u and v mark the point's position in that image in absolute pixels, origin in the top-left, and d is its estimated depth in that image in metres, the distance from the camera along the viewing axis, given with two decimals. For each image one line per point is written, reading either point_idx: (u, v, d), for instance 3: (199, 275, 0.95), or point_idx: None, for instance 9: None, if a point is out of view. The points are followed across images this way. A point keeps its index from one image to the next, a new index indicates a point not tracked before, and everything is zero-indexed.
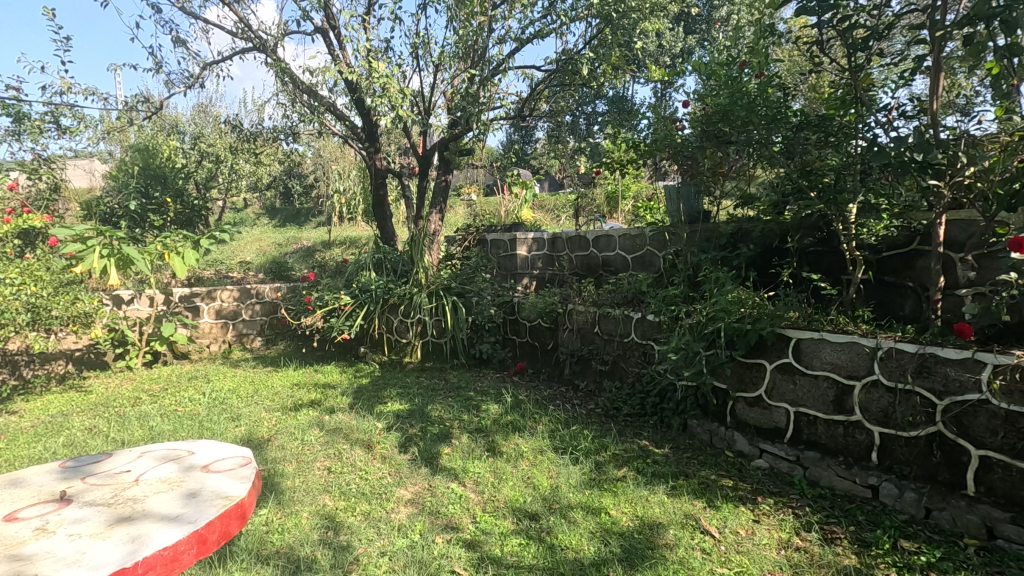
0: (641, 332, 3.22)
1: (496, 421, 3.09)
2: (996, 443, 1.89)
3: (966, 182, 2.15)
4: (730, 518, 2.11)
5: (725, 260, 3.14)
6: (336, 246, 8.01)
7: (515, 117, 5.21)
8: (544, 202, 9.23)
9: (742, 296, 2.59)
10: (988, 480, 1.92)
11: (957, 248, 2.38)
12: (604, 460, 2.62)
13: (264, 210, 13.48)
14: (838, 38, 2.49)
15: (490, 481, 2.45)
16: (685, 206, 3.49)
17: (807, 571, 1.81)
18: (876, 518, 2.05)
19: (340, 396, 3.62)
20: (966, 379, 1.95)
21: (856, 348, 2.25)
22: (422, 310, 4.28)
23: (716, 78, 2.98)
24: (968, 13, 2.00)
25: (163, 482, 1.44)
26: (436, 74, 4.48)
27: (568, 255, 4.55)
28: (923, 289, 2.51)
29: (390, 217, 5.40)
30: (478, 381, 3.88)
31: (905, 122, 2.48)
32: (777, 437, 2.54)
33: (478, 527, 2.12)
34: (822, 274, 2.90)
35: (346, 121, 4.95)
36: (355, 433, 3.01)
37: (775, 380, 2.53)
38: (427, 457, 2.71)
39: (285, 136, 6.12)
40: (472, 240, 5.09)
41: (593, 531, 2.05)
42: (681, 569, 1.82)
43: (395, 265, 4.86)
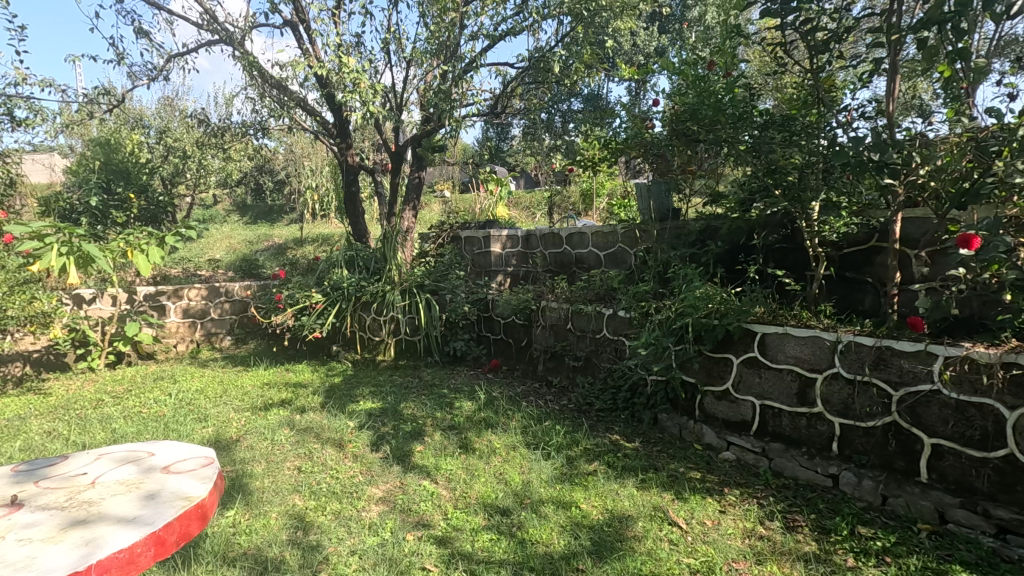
0: (613, 328, 3.26)
1: (469, 418, 3.09)
2: (947, 431, 1.97)
3: (919, 181, 2.23)
4: (697, 510, 2.15)
5: (695, 257, 3.20)
6: (309, 243, 7.90)
7: (488, 113, 5.21)
8: (519, 200, 9.26)
9: (710, 291, 2.65)
10: (940, 467, 2.00)
11: (912, 244, 2.47)
12: (576, 454, 2.64)
13: (234, 207, 13.23)
14: (800, 40, 2.55)
15: (462, 478, 2.46)
16: (656, 203, 3.54)
17: (769, 558, 1.86)
18: (836, 505, 2.12)
19: (311, 395, 3.57)
20: (919, 370, 2.03)
21: (817, 341, 2.32)
22: (395, 308, 4.26)
23: (685, 77, 3.03)
24: (921, 18, 2.07)
25: (121, 484, 1.40)
26: (408, 70, 4.45)
27: (542, 252, 4.57)
28: (882, 285, 2.60)
29: (363, 214, 5.35)
30: (452, 378, 3.88)
31: (865, 122, 2.56)
32: (744, 430, 2.60)
33: (449, 523, 2.12)
34: (787, 270, 2.98)
35: (317, 116, 4.87)
36: (326, 432, 2.97)
37: (741, 374, 2.59)
38: (399, 455, 2.70)
39: (255, 131, 6.00)
40: (446, 237, 5.07)
41: (564, 525, 2.07)
42: (649, 561, 1.85)
43: (368, 263, 4.80)
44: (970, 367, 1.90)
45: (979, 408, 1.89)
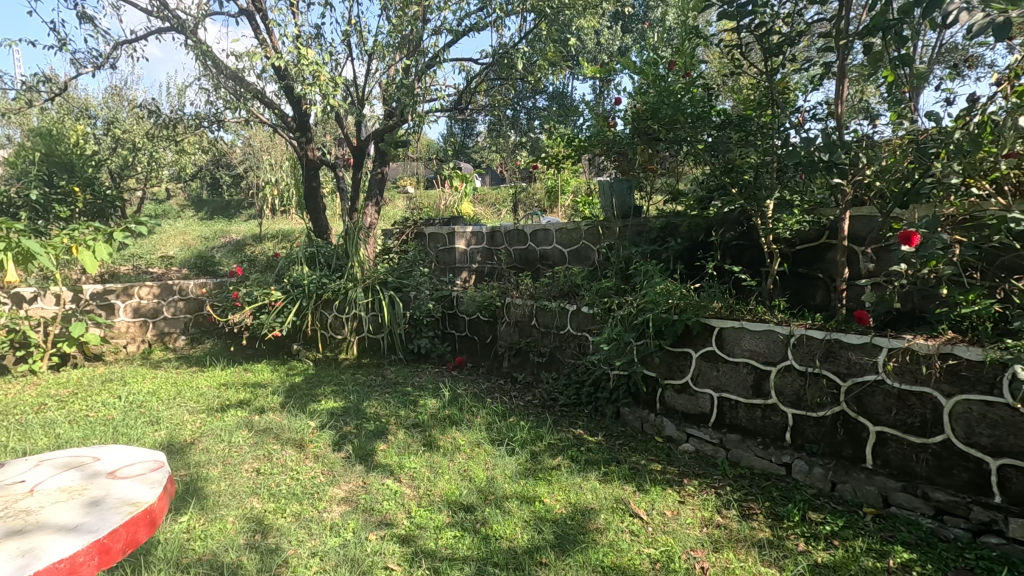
0: (576, 324, 3.30)
1: (433, 416, 3.08)
2: (891, 419, 2.07)
3: (866, 181, 2.32)
4: (657, 500, 2.20)
5: (655, 254, 3.27)
6: (268, 239, 7.68)
7: (452, 109, 5.17)
8: (484, 197, 9.23)
9: (669, 287, 2.70)
10: (884, 454, 2.10)
11: (859, 241, 2.58)
12: (540, 449, 2.66)
13: (189, 202, 12.75)
14: (755, 42, 2.62)
15: (426, 476, 2.44)
16: (618, 201, 3.58)
17: (725, 545, 1.92)
18: (789, 493, 2.20)
19: (270, 396, 3.48)
20: (865, 362, 2.12)
21: (771, 335, 2.40)
22: (357, 306, 4.19)
23: (646, 75, 3.07)
24: (867, 24, 2.15)
25: (63, 491, 1.34)
26: (369, 64, 4.36)
27: (506, 249, 4.57)
28: (832, 280, 2.71)
29: (324, 210, 5.24)
30: (416, 376, 3.85)
31: (816, 124, 2.65)
32: (703, 422, 2.67)
33: (412, 522, 2.10)
34: (743, 267, 3.07)
35: (275, 109, 4.73)
36: (285, 432, 2.91)
37: (700, 367, 2.66)
38: (362, 455, 2.66)
39: (209, 123, 5.79)
40: (410, 233, 5.01)
41: (527, 520, 2.08)
42: (611, 552, 1.88)
43: (329, 260, 4.71)
44: (911, 358, 2.00)
45: (918, 397, 1.99)
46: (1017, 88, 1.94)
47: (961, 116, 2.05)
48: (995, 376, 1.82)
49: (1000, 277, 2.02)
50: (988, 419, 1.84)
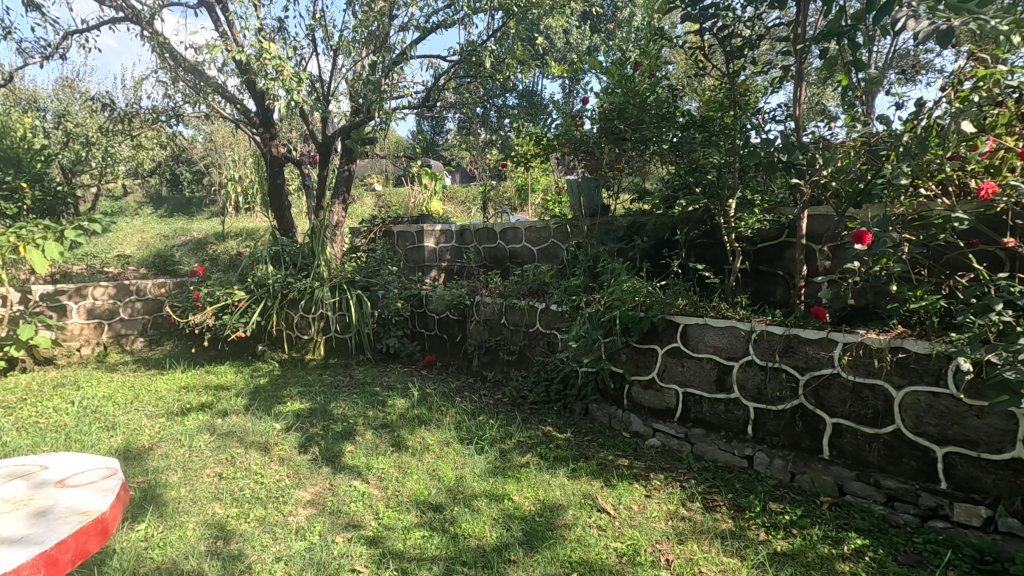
0: (545, 322, 3.32)
1: (402, 416, 3.05)
2: (845, 411, 2.15)
3: (822, 182, 2.41)
4: (624, 495, 2.23)
5: (622, 252, 3.31)
6: (231, 237, 7.48)
7: (421, 105, 5.13)
8: (454, 194, 9.19)
9: (636, 285, 2.74)
10: (840, 445, 2.18)
11: (816, 239, 2.67)
12: (509, 447, 2.67)
13: (147, 198, 12.32)
14: (717, 44, 2.68)
15: (394, 476, 2.43)
16: (586, 199, 3.60)
17: (689, 537, 1.96)
18: (750, 484, 2.27)
19: (234, 398, 3.39)
20: (822, 356, 2.20)
21: (734, 331, 2.46)
22: (324, 305, 4.13)
23: (612, 76, 3.10)
24: (823, 30, 2.22)
25: (6, 502, 1.28)
26: (335, 60, 4.29)
27: (476, 247, 4.55)
28: (791, 277, 2.79)
29: (290, 207, 5.13)
30: (384, 375, 3.81)
31: (775, 125, 2.73)
32: (668, 417, 2.72)
33: (380, 523, 2.08)
34: (707, 264, 3.14)
35: (237, 104, 4.61)
36: (249, 435, 2.84)
37: (666, 363, 2.71)
38: (329, 456, 2.62)
39: (167, 117, 5.60)
40: (378, 231, 4.95)
41: (496, 518, 2.09)
42: (579, 547, 1.90)
43: (295, 258, 4.62)
44: (864, 352, 2.08)
45: (871, 389, 2.08)
46: (960, 94, 2.04)
47: (910, 120, 2.13)
48: (941, 368, 1.91)
49: (946, 274, 2.11)
50: (934, 409, 1.93)
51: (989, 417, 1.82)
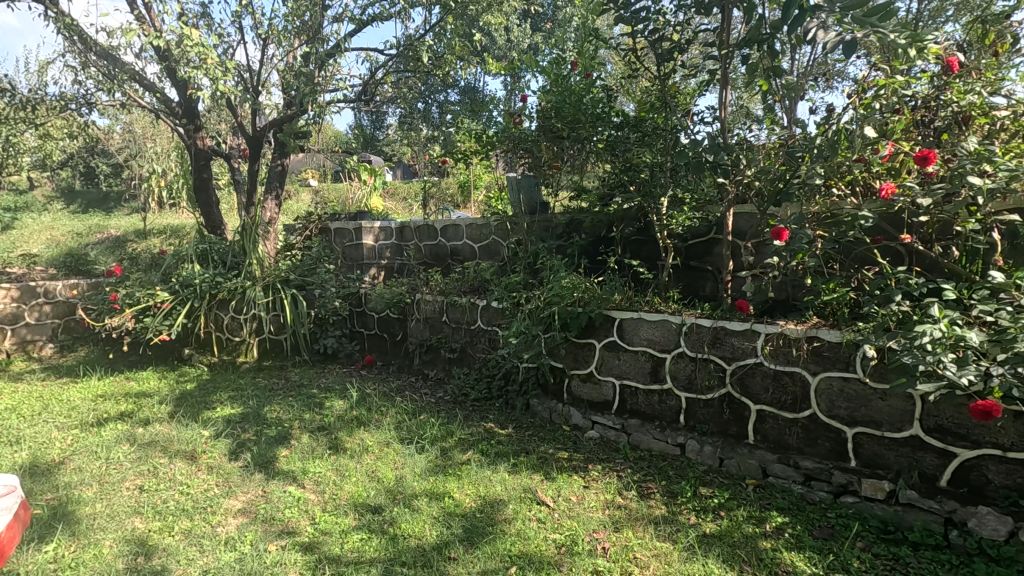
0: (486, 319, 3.33)
1: (340, 417, 2.98)
2: (768, 398, 2.28)
3: (746, 181, 2.53)
4: (563, 487, 2.28)
5: (561, 249, 3.37)
6: (154, 235, 7.03)
7: (358, 99, 5.00)
8: (395, 190, 9.04)
9: (573, 281, 2.79)
10: (763, 429, 2.31)
11: (741, 236, 2.81)
12: (450, 445, 2.66)
13: (57, 192, 11.38)
14: (648, 46, 2.76)
15: (331, 480, 2.37)
16: (526, 197, 3.63)
17: (625, 525, 2.02)
18: (682, 471, 2.37)
19: (157, 405, 3.20)
20: (746, 347, 2.32)
21: (666, 324, 2.56)
22: (256, 305, 3.96)
23: (548, 74, 3.13)
24: (745, 36, 2.34)
25: None
26: (264, 49, 4.11)
27: (416, 244, 4.49)
28: (719, 272, 2.92)
29: (218, 203, 4.88)
30: (322, 377, 3.70)
31: (703, 126, 2.85)
32: (606, 409, 2.79)
33: (317, 528, 2.03)
34: (642, 260, 3.24)
35: (157, 93, 4.33)
36: (174, 444, 2.69)
37: (603, 357, 2.78)
38: (261, 462, 2.53)
39: (77, 105, 5.19)
40: (314, 228, 4.80)
41: (436, 516, 2.08)
42: (518, 541, 1.92)
43: (224, 257, 4.40)
44: (783, 342, 2.22)
45: (790, 376, 2.21)
46: (865, 101, 2.20)
47: (822, 124, 2.28)
48: (850, 355, 2.06)
49: (854, 268, 2.27)
50: (845, 393, 2.08)
51: (891, 399, 1.98)
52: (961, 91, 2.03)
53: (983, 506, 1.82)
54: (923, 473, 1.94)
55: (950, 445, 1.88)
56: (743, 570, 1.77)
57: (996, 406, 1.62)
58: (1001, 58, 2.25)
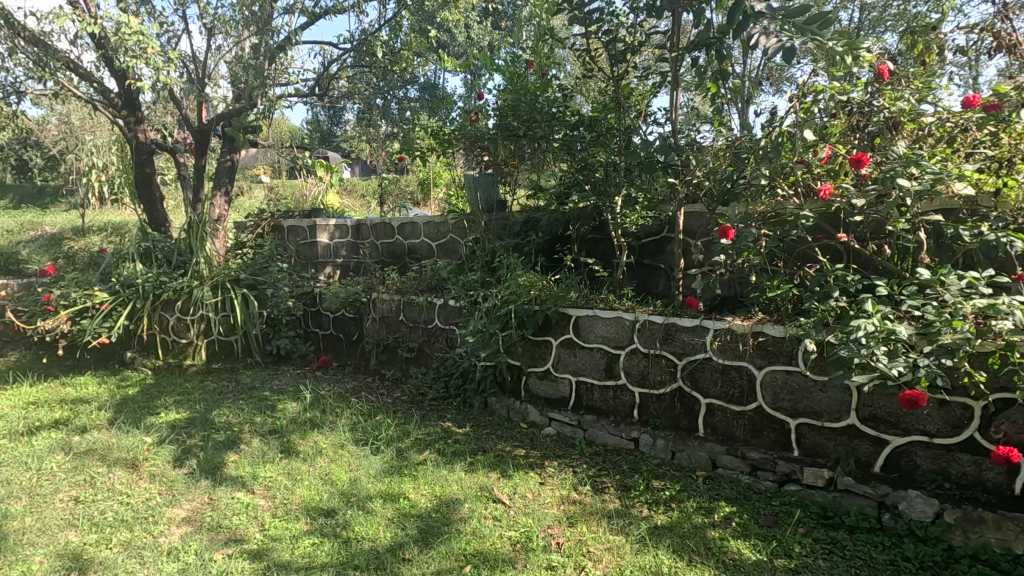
0: (444, 318, 3.31)
1: (293, 420, 2.90)
2: (717, 391, 2.35)
3: (695, 181, 2.60)
4: (519, 484, 2.29)
5: (518, 247, 3.38)
6: (93, 232, 6.67)
7: (312, 93, 4.88)
8: (353, 188, 8.86)
9: (530, 279, 2.81)
10: (712, 422, 2.38)
11: (692, 235, 2.89)
12: (406, 446, 2.64)
13: None
14: (602, 47, 2.80)
15: (283, 484, 2.30)
16: (483, 195, 3.63)
17: (579, 519, 2.05)
18: (636, 465, 2.42)
19: (95, 412, 3.04)
20: (696, 342, 2.39)
21: (621, 321, 2.60)
22: (204, 306, 3.82)
23: (504, 72, 3.13)
24: (693, 41, 2.40)
25: None
26: (211, 39, 3.96)
27: (372, 243, 4.41)
28: (671, 270, 2.99)
29: (162, 199, 4.66)
30: (274, 379, 3.60)
31: (655, 127, 2.91)
32: (563, 405, 2.82)
33: (266, 534, 1.97)
34: (598, 258, 3.28)
35: (94, 83, 4.11)
36: (114, 452, 2.56)
37: (560, 354, 2.81)
38: (208, 468, 2.44)
39: (6, 94, 4.87)
40: (266, 226, 4.65)
41: (390, 518, 2.05)
42: (473, 540, 1.92)
43: (169, 255, 4.22)
44: (731, 337, 2.29)
45: (738, 370, 2.29)
46: (805, 105, 2.30)
47: (766, 126, 2.37)
48: (793, 349, 2.15)
49: (797, 265, 2.36)
50: (788, 385, 2.17)
51: (831, 390, 2.08)
52: (892, 97, 2.15)
53: (912, 489, 1.93)
54: (859, 460, 2.04)
55: (884, 433, 1.98)
56: (692, 559, 1.82)
57: (923, 395, 1.72)
58: (928, 67, 2.39)
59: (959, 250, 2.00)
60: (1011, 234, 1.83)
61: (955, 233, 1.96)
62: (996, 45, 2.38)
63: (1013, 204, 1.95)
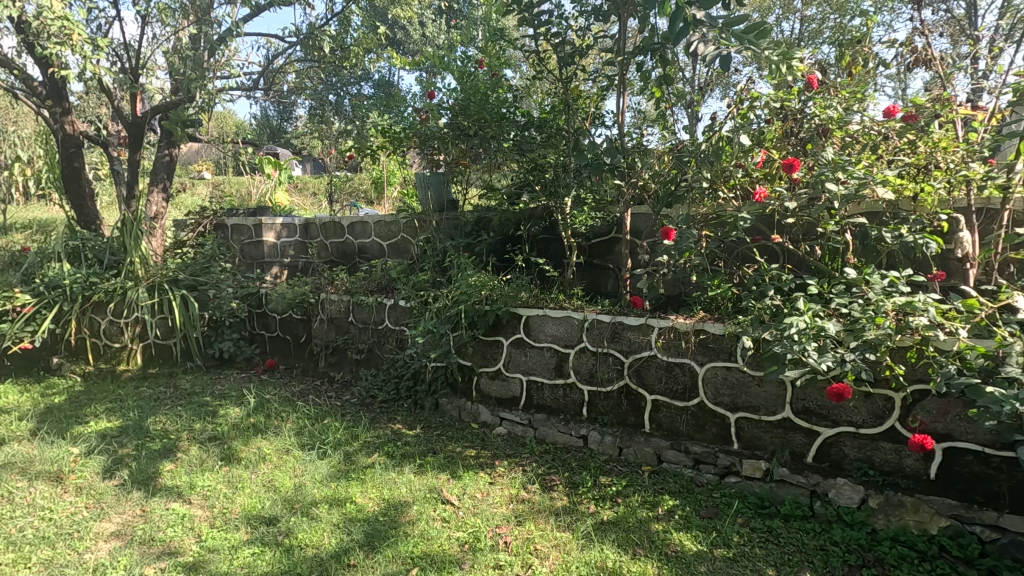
0: (394, 319, 3.27)
1: (235, 426, 2.80)
2: (661, 388, 2.41)
3: (642, 183, 2.66)
4: (469, 485, 2.29)
5: (469, 247, 3.38)
6: (16, 230, 6.22)
7: (257, 87, 4.70)
8: (304, 186, 8.64)
9: (481, 279, 2.81)
10: (658, 418, 2.45)
11: (639, 235, 2.96)
12: (354, 449, 2.58)
13: None
14: (552, 50, 2.83)
15: (222, 493, 2.22)
16: (434, 194, 3.57)
17: (526, 518, 2.06)
18: (584, 462, 2.46)
19: (15, 422, 2.84)
20: (642, 341, 2.45)
21: (570, 321, 2.63)
22: (139, 308, 3.63)
23: (455, 72, 3.12)
24: (639, 46, 2.45)
25: None
26: (145, 27, 3.76)
27: (322, 242, 4.30)
28: (620, 270, 3.06)
29: (91, 195, 4.39)
30: (216, 384, 3.46)
31: (604, 129, 2.96)
32: (514, 405, 2.84)
33: (203, 546, 1.90)
34: (548, 258, 3.32)
35: (13, 70, 3.84)
36: (35, 465, 2.40)
37: (511, 354, 2.82)
38: (141, 479, 2.32)
39: None
40: (207, 224, 4.45)
41: (336, 523, 2.01)
42: (421, 542, 1.90)
43: (100, 255, 3.98)
44: (675, 335, 2.36)
45: (681, 367, 2.36)
46: (742, 111, 2.39)
47: (707, 131, 2.45)
48: (732, 346, 2.23)
49: (736, 265, 2.45)
50: (728, 381, 2.25)
51: (766, 385, 2.17)
52: (822, 105, 2.27)
53: (840, 477, 2.04)
54: (793, 451, 2.14)
55: (815, 425, 2.09)
56: (636, 552, 1.86)
57: (848, 389, 1.82)
58: (856, 79, 2.54)
59: (882, 250, 2.13)
60: (927, 237, 1.96)
61: (879, 235, 2.08)
62: (916, 59, 2.54)
63: (930, 208, 2.15)
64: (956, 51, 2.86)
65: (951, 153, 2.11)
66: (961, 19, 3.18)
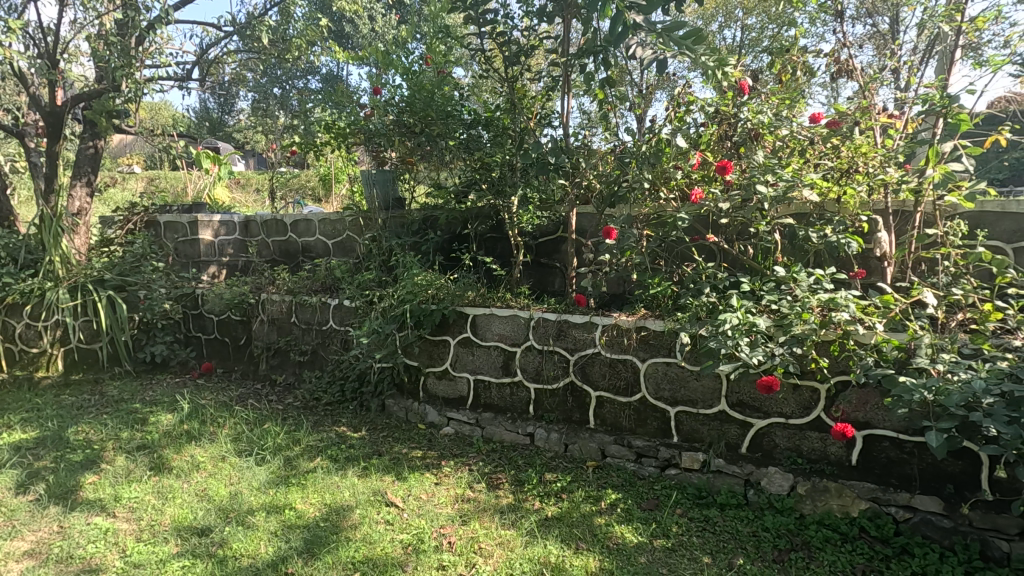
0: (338, 319, 3.19)
1: (166, 433, 2.66)
2: (605, 384, 2.46)
3: (586, 184, 2.70)
4: (414, 486, 2.26)
5: (416, 246, 3.34)
6: None
7: (192, 77, 4.48)
8: (246, 182, 8.33)
9: (426, 278, 2.78)
10: (602, 414, 2.49)
11: (584, 234, 3.00)
12: (295, 454, 2.50)
13: None
14: (498, 49, 2.83)
15: (150, 504, 2.10)
16: (380, 191, 3.51)
17: (471, 517, 2.06)
18: (531, 459, 2.48)
19: None
20: (586, 338, 2.49)
21: (516, 319, 2.64)
22: (59, 310, 3.39)
23: (400, 68, 3.07)
24: (583, 48, 2.49)
25: None
26: (65, 10, 3.51)
27: (263, 240, 4.15)
28: (566, 269, 3.10)
29: (4, 188, 4.05)
30: (148, 389, 3.28)
31: (551, 130, 2.96)
32: (461, 404, 2.83)
33: (127, 561, 1.79)
34: (496, 257, 3.32)
35: None
36: None
37: (457, 353, 2.81)
38: (60, 493, 2.17)
39: None
40: (138, 222, 4.17)
41: (274, 531, 1.94)
42: (363, 546, 1.87)
43: (15, 253, 3.69)
44: (617, 332, 2.41)
45: (623, 364, 2.41)
46: (679, 115, 2.48)
47: (646, 133, 2.52)
48: (671, 342, 2.29)
49: (675, 264, 2.53)
50: (668, 376, 2.32)
51: (704, 379, 2.25)
52: (755, 110, 2.37)
53: (772, 466, 2.14)
54: (728, 442, 2.23)
55: (749, 417, 2.18)
56: (579, 546, 1.89)
57: (777, 381, 1.91)
58: (786, 86, 2.67)
59: (809, 250, 2.24)
60: (849, 237, 2.08)
61: (806, 235, 2.19)
62: (838, 69, 2.70)
63: (852, 210, 2.25)
64: (878, 63, 3.05)
65: (871, 158, 2.23)
66: (883, 34, 3.38)
